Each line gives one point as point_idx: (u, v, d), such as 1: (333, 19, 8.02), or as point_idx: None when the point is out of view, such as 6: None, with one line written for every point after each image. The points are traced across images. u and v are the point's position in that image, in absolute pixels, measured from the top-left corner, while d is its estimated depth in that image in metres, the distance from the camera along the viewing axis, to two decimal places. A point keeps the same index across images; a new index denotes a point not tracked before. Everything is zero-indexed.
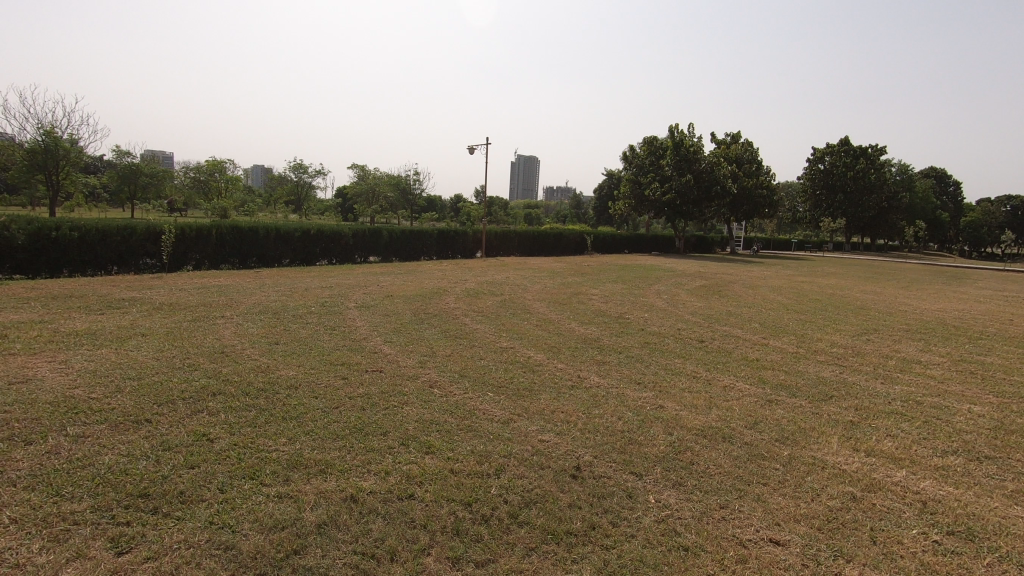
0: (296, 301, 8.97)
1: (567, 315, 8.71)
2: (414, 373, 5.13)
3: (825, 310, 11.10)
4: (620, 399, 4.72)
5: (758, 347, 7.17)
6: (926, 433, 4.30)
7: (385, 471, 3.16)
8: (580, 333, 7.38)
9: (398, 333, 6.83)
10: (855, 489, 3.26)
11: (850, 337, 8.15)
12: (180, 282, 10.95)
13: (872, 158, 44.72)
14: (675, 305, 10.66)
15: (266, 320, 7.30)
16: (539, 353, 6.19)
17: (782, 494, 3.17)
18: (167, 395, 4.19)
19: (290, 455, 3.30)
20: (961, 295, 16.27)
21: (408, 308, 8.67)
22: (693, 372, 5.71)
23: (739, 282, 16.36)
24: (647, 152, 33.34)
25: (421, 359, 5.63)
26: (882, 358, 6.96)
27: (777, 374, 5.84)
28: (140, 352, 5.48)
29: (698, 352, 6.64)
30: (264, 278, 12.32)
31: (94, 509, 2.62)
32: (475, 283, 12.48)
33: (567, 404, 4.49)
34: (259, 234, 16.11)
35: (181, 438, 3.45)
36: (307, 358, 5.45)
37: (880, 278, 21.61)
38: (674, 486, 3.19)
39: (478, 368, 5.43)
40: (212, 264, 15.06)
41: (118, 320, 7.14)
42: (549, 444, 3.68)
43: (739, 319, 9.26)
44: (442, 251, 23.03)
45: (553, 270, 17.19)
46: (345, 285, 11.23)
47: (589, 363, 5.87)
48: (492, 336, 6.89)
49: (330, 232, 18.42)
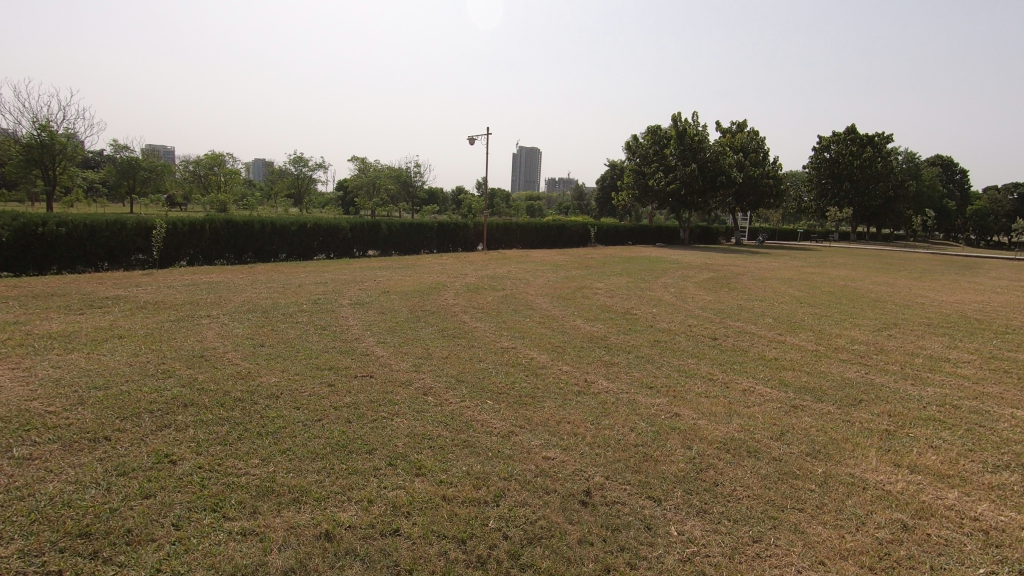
0: (289, 299, 8.59)
1: (572, 312, 8.29)
2: (407, 379, 4.73)
3: (839, 303, 10.67)
4: (631, 406, 4.33)
5: (776, 345, 6.76)
6: (971, 443, 3.89)
7: (368, 500, 2.76)
8: (586, 332, 6.97)
9: (393, 333, 6.42)
10: (904, 516, 2.85)
11: (871, 333, 7.72)
12: (170, 279, 10.56)
13: (879, 146, 44.04)
14: (684, 299, 10.24)
15: (255, 320, 6.91)
16: (542, 354, 5.78)
17: (822, 523, 2.77)
18: (134, 407, 3.80)
19: (260, 480, 2.91)
20: (977, 286, 15.79)
21: (404, 306, 8.25)
22: (709, 375, 5.30)
23: (747, 274, 15.91)
24: (649, 142, 32.49)
25: (416, 362, 5.23)
26: (908, 355, 6.54)
27: (798, 376, 5.44)
28: (113, 357, 5.09)
29: (712, 352, 6.23)
30: (257, 274, 11.93)
31: (22, 554, 2.24)
32: (476, 278, 12.07)
33: (573, 413, 4.09)
34: (254, 228, 15.69)
35: (140, 460, 3.07)
36: (293, 362, 5.06)
37: (891, 268, 21.13)
38: (699, 515, 2.79)
39: (477, 372, 5.03)
40: (206, 260, 14.66)
41: (98, 320, 6.75)
42: (554, 462, 3.28)
43: (751, 314, 8.85)
44: (442, 244, 22.58)
45: (557, 263, 16.75)
46: (340, 281, 10.84)
47: (597, 365, 5.47)
48: (493, 335, 6.50)
49: (328, 225, 17.98)
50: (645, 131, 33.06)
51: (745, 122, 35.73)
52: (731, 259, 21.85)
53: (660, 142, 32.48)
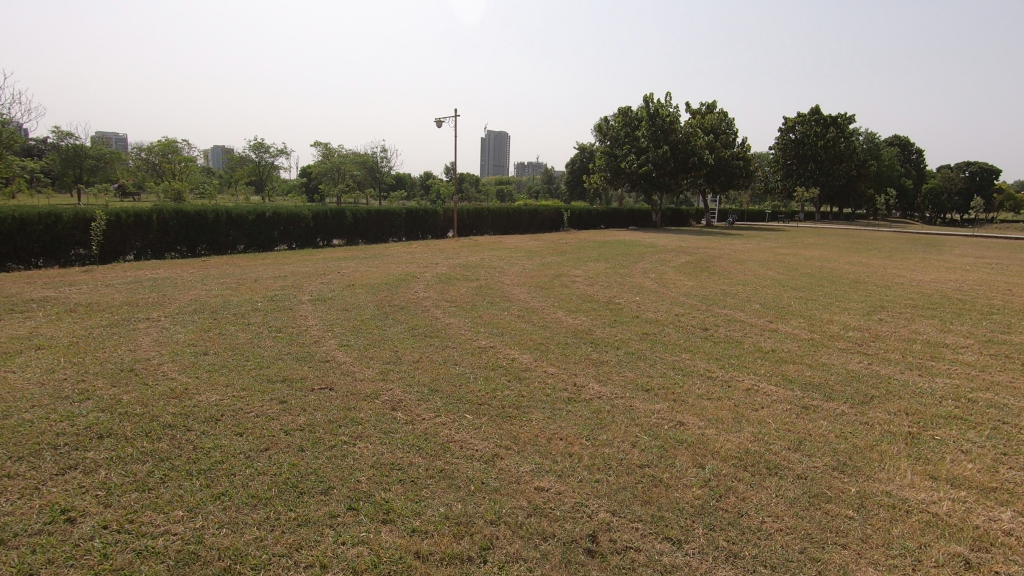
0: (242, 296, 7.81)
1: (552, 303, 7.75)
2: (372, 391, 4.12)
3: (821, 286, 10.40)
4: (628, 415, 3.83)
5: (770, 334, 6.37)
6: (1004, 446, 3.51)
7: (321, 565, 2.19)
8: (569, 325, 6.45)
9: (357, 334, 5.77)
10: (963, 550, 2.43)
11: (862, 319, 7.42)
12: (110, 276, 9.62)
13: (842, 127, 44.74)
14: (666, 285, 9.83)
15: (200, 322, 6.17)
16: (524, 353, 5.23)
17: (873, 563, 2.33)
18: (32, 443, 3.10)
19: (182, 542, 2.30)
20: (947, 265, 15.84)
21: (371, 301, 7.58)
22: (707, 372, 4.84)
23: (725, 256, 15.62)
24: (620, 124, 31.94)
25: (383, 369, 4.63)
26: (905, 342, 6.23)
27: (801, 369, 5.04)
28: (22, 374, 4.32)
29: (705, 345, 5.78)
30: (209, 268, 11.03)
31: None
32: (447, 267, 11.41)
33: (565, 428, 3.57)
34: (207, 218, 14.61)
35: (27, 519, 2.41)
36: (239, 374, 4.39)
37: (862, 248, 21.24)
38: (729, 561, 2.31)
39: (453, 379, 4.45)
40: (156, 253, 13.60)
41: (17, 327, 5.91)
42: (550, 495, 2.76)
43: (737, 300, 8.46)
44: (411, 231, 21.73)
45: (531, 249, 16.20)
46: (300, 274, 10.06)
47: (585, 364, 4.95)
48: (468, 332, 5.93)
49: (288, 213, 16.94)
50: (616, 113, 32.54)
51: (715, 103, 35.51)
52: (704, 241, 21.71)
53: (632, 124, 32.02)
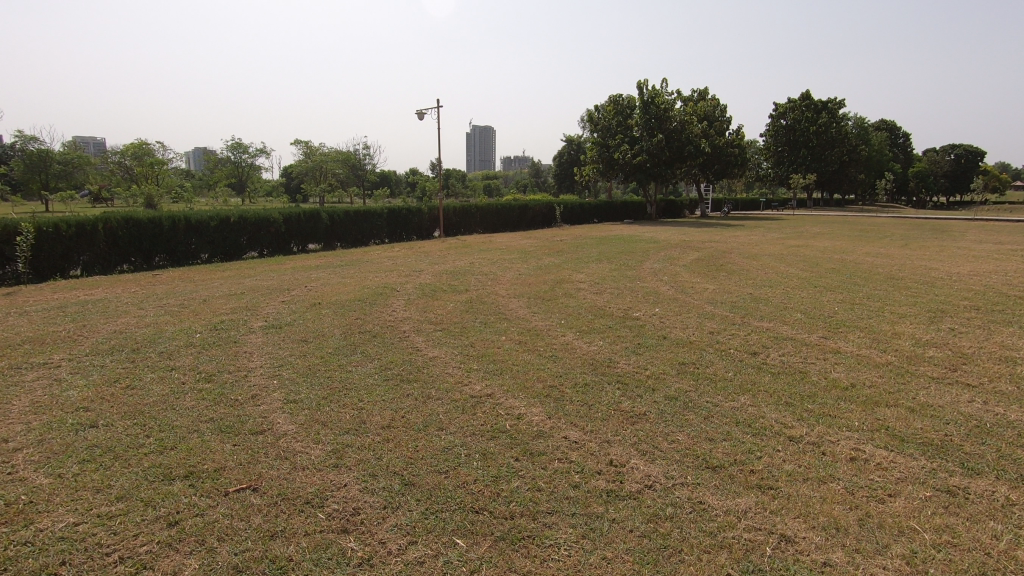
0: (182, 325, 6.38)
1: (557, 321, 6.38)
2: (318, 492, 2.76)
3: (857, 286, 9.12)
4: (703, 526, 2.52)
5: (835, 357, 5.09)
6: None
7: None
8: (584, 354, 5.12)
9: (311, 380, 4.41)
10: None
11: (933, 331, 6.12)
12: (36, 300, 8.14)
13: (834, 112, 43.78)
14: (683, 290, 8.56)
15: (110, 370, 4.73)
16: (533, 406, 3.89)
17: None
18: None
19: None
20: (971, 252, 14.65)
21: (336, 327, 6.17)
22: (786, 429, 3.54)
23: (736, 251, 14.35)
24: (611, 112, 30.59)
25: (338, 445, 3.27)
26: (1005, 364, 4.96)
27: (907, 418, 3.74)
28: None
29: (763, 380, 4.45)
30: (159, 285, 9.53)
31: None
32: (433, 275, 10.01)
33: (612, 563, 2.26)
34: (163, 225, 13.05)
35: None
36: (123, 469, 2.99)
37: (873, 236, 20.10)
38: None
39: (436, 460, 3.09)
40: (106, 268, 12.08)
41: None
42: None
43: (773, 308, 7.18)
44: (394, 232, 20.23)
45: (524, 249, 14.83)
46: (262, 290, 8.62)
47: (619, 423, 3.62)
48: (458, 373, 4.57)
49: (257, 217, 15.37)
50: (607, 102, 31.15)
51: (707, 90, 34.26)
52: (706, 234, 20.51)
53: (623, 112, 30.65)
